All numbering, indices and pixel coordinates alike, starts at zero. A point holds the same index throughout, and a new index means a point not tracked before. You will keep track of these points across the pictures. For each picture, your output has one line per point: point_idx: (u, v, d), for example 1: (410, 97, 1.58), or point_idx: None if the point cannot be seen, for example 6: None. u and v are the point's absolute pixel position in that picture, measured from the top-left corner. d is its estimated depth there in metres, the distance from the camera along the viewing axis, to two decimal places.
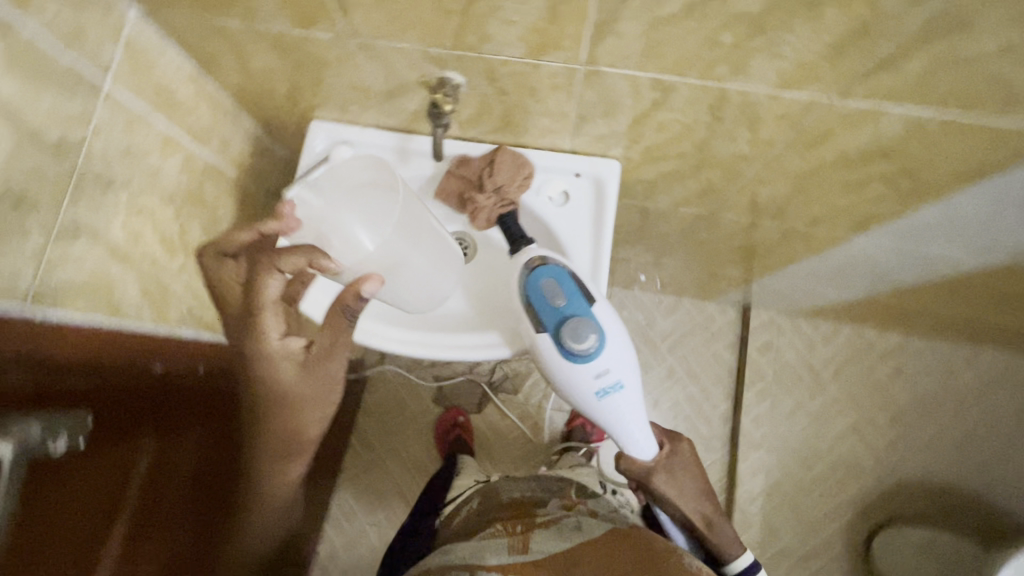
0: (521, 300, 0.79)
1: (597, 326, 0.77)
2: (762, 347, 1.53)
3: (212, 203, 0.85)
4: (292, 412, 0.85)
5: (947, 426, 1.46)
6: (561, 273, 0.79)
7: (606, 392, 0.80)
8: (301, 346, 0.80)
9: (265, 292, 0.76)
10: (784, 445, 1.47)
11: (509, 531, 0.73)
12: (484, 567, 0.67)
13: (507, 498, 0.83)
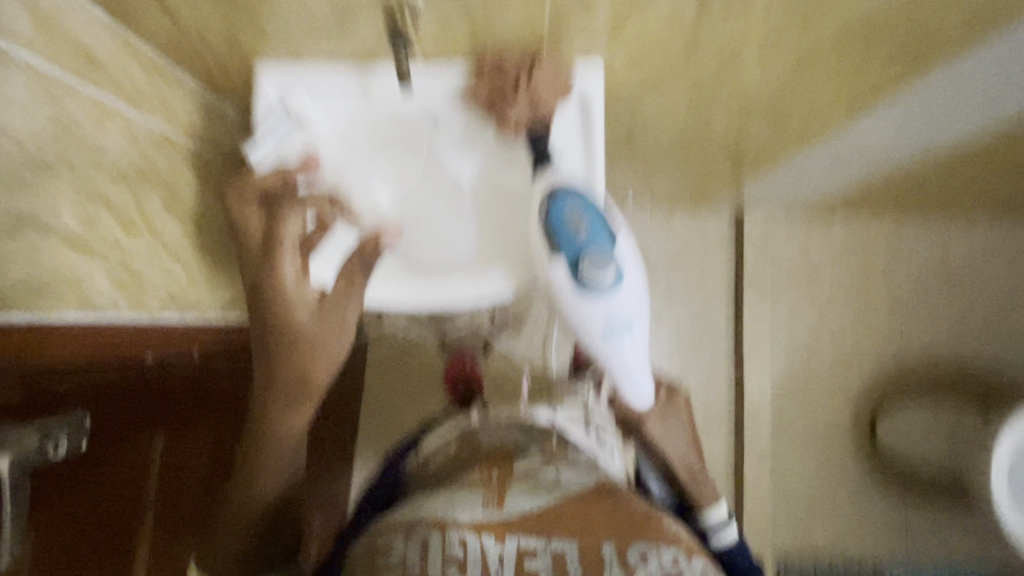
0: (542, 227, 0.75)
1: (613, 261, 0.75)
2: (758, 253, 1.51)
3: (168, 173, 0.78)
4: (306, 356, 0.81)
5: (943, 305, 1.49)
6: (586, 203, 0.75)
7: (610, 328, 0.77)
8: (316, 296, 0.81)
9: (284, 231, 0.78)
10: (789, 344, 1.49)
11: (485, 480, 0.66)
12: (455, 526, 0.61)
13: (488, 446, 0.77)
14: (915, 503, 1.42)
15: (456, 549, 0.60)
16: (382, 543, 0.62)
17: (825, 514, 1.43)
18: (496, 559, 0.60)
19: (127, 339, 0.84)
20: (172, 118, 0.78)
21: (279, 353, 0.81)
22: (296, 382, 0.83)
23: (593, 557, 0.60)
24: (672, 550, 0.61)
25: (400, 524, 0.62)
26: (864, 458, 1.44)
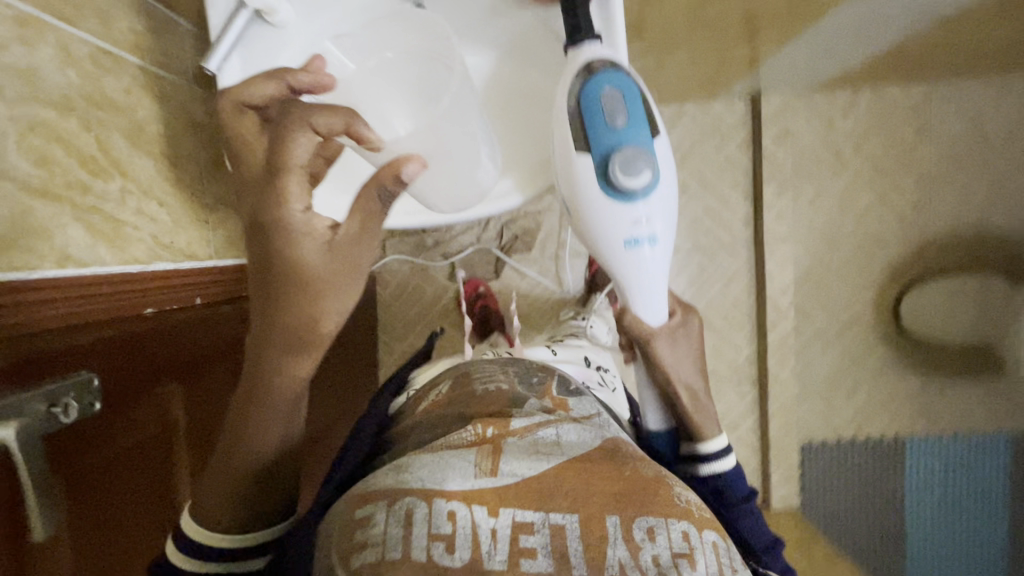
0: (573, 113, 0.66)
1: (649, 159, 0.65)
2: (779, 137, 1.40)
3: (127, 105, 0.64)
4: (310, 297, 0.52)
5: (968, 174, 1.41)
6: (630, 89, 0.65)
7: (635, 241, 0.67)
8: (328, 229, 0.52)
9: (292, 157, 0.49)
10: (815, 234, 1.42)
11: (473, 438, 0.48)
12: (438, 496, 0.42)
13: (479, 391, 0.58)
14: (940, 378, 1.43)
15: (438, 528, 0.40)
16: (348, 522, 0.43)
17: (848, 395, 1.45)
18: (488, 538, 0.41)
19: (125, 292, 0.59)
20: (115, 37, 0.63)
21: (278, 267, 0.51)
22: (300, 326, 0.52)
23: (598, 534, 0.41)
24: (684, 523, 0.43)
25: (362, 503, 0.43)
26: (888, 337, 1.44)
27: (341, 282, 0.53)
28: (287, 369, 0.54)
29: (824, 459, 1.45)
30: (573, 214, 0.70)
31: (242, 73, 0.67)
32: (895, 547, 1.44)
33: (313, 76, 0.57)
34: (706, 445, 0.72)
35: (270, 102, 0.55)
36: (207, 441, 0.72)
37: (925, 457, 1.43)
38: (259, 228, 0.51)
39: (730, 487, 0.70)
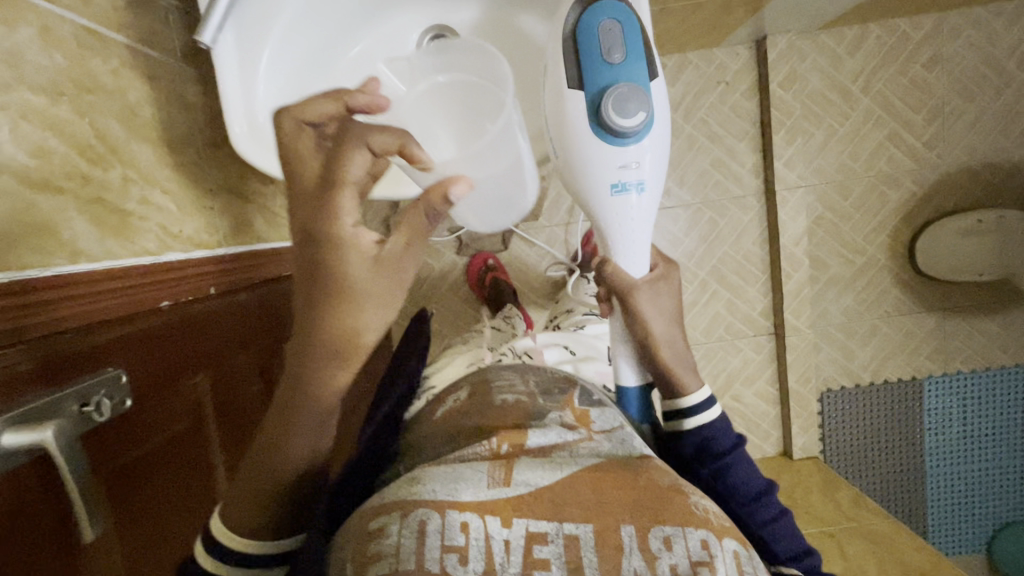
0: (566, 42, 0.56)
1: (644, 103, 0.55)
2: (787, 81, 1.35)
3: (116, 87, 0.60)
4: (345, 305, 0.45)
5: (983, 111, 1.37)
6: (630, 23, 0.55)
7: (621, 188, 0.58)
8: (372, 242, 0.45)
9: (344, 175, 0.45)
10: (826, 180, 1.40)
11: (487, 454, 0.47)
12: (451, 508, 0.41)
13: (498, 400, 0.54)
14: (954, 315, 1.43)
15: (453, 540, 0.39)
16: (363, 533, 0.41)
17: (864, 340, 1.45)
18: (501, 550, 0.40)
19: (135, 285, 0.58)
20: (96, 14, 0.58)
21: (318, 263, 0.45)
22: (338, 341, 0.46)
23: (612, 543, 0.39)
24: (703, 532, 0.40)
25: (376, 516, 0.42)
26: (902, 279, 1.43)
27: (371, 286, 0.45)
28: (324, 381, 0.48)
29: (845, 405, 1.45)
30: (559, 160, 0.61)
31: (235, 48, 0.59)
32: (916, 483, 1.47)
33: (369, 95, 0.49)
34: (686, 399, 0.61)
35: (326, 122, 0.48)
36: (235, 437, 0.70)
37: (943, 395, 1.44)
38: (307, 231, 0.45)
39: (715, 438, 0.60)
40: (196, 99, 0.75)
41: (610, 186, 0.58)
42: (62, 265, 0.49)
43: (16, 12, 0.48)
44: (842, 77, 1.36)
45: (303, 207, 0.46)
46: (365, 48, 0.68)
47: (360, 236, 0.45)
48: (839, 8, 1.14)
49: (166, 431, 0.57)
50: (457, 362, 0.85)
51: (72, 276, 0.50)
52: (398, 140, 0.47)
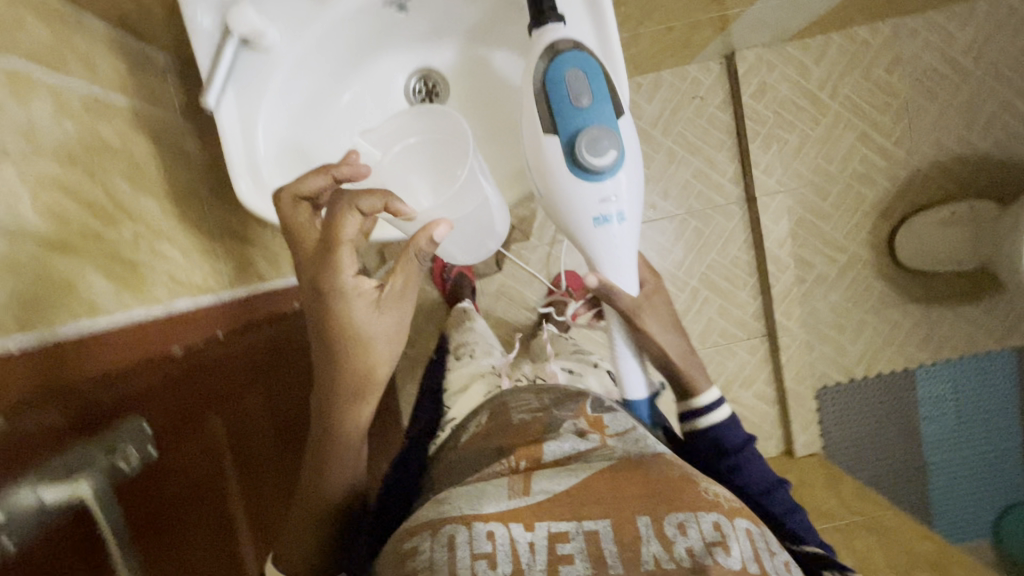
0: (533, 91, 0.53)
1: (617, 142, 0.51)
2: (758, 91, 1.40)
3: (123, 146, 0.62)
4: (360, 348, 0.59)
5: (946, 107, 1.43)
6: (595, 64, 0.51)
7: (604, 224, 0.54)
8: (371, 290, 0.58)
9: (342, 237, 0.56)
10: (804, 183, 1.45)
11: (507, 470, 0.49)
12: (476, 519, 0.43)
13: (515, 419, 0.58)
14: (938, 305, 1.48)
15: (480, 548, 0.41)
16: (399, 552, 0.44)
17: (855, 335, 1.49)
18: (527, 552, 0.41)
19: (155, 339, 0.60)
20: (102, 81, 0.61)
21: (334, 317, 0.58)
22: (359, 381, 0.59)
23: (629, 535, 0.41)
24: (715, 515, 0.42)
25: (410, 537, 0.45)
26: (884, 272, 1.47)
27: (376, 326, 0.59)
28: (351, 418, 0.61)
29: (841, 398, 1.49)
30: (541, 198, 0.57)
31: (237, 113, 0.62)
32: (916, 472, 1.50)
33: (353, 167, 0.58)
34: (700, 397, 0.65)
35: (319, 193, 0.59)
36: (253, 476, 0.73)
37: (935, 383, 1.48)
38: (318, 283, 0.57)
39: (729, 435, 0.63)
40: (196, 151, 0.78)
41: (594, 220, 0.54)
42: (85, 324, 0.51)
43: (32, 91, 0.50)
44: (810, 84, 1.42)
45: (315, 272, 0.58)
46: (355, 93, 0.72)
47: (358, 286, 0.58)
48: (801, 20, 1.20)
49: (189, 471, 0.59)
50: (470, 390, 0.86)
51: (100, 338, 0.53)
52: (382, 200, 0.56)
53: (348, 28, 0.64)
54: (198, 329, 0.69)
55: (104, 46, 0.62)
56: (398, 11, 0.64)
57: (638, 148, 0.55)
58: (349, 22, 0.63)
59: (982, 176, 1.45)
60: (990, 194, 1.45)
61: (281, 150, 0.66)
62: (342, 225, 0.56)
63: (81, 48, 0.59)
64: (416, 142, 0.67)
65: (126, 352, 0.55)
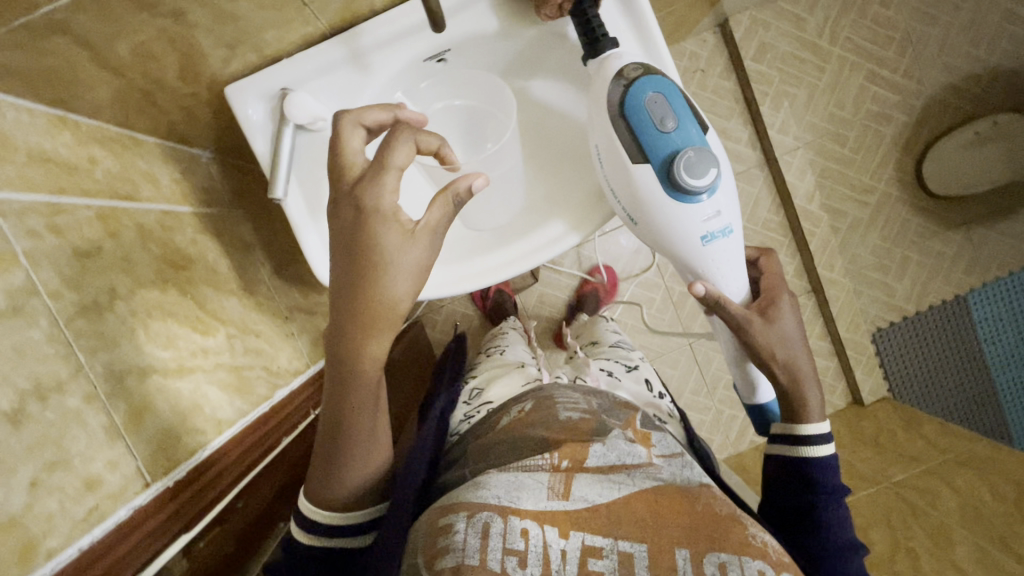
0: (611, 122, 0.54)
1: (714, 156, 0.53)
2: (759, 52, 1.35)
3: (197, 253, 0.63)
4: (379, 276, 0.47)
5: (955, 24, 1.35)
6: (671, 86, 0.53)
7: (712, 240, 0.56)
8: (408, 221, 0.49)
9: (390, 164, 0.48)
10: (824, 130, 1.38)
11: (548, 465, 0.46)
12: (513, 514, 0.42)
13: (562, 416, 0.52)
14: (978, 227, 1.43)
15: (513, 544, 0.41)
16: (432, 528, 0.43)
17: (899, 274, 1.43)
18: (558, 558, 0.41)
19: (256, 436, 0.59)
20: (165, 194, 0.62)
21: (361, 236, 0.47)
22: (379, 310, 0.48)
23: (665, 565, 0.41)
24: (760, 562, 0.41)
25: (445, 513, 0.43)
26: (917, 206, 1.42)
27: (405, 258, 0.48)
28: (370, 356, 0.49)
29: (900, 337, 1.43)
30: (638, 225, 0.58)
31: (303, 200, 0.61)
32: (986, 397, 1.45)
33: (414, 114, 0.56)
34: (806, 426, 0.56)
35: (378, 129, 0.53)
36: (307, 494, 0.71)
37: (990, 304, 1.43)
38: (358, 197, 0.47)
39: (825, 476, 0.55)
40: (252, 238, 0.77)
41: (702, 236, 0.56)
42: (198, 454, 0.50)
43: (114, 229, 0.50)
44: (810, 31, 1.35)
45: (341, 190, 0.49)
46: None
47: (394, 211, 0.48)
48: None
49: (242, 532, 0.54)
50: (494, 367, 0.79)
51: (220, 466, 0.52)
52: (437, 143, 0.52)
53: (390, 93, 0.63)
54: (280, 409, 0.65)
55: (161, 160, 0.63)
56: (438, 63, 0.63)
57: (724, 157, 0.57)
58: (392, 86, 0.62)
59: (1004, 86, 1.38)
60: (1013, 103, 1.39)
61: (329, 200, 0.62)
62: (394, 148, 0.48)
63: (140, 168, 0.59)
64: (462, 107, 0.68)
65: (220, 468, 0.52)
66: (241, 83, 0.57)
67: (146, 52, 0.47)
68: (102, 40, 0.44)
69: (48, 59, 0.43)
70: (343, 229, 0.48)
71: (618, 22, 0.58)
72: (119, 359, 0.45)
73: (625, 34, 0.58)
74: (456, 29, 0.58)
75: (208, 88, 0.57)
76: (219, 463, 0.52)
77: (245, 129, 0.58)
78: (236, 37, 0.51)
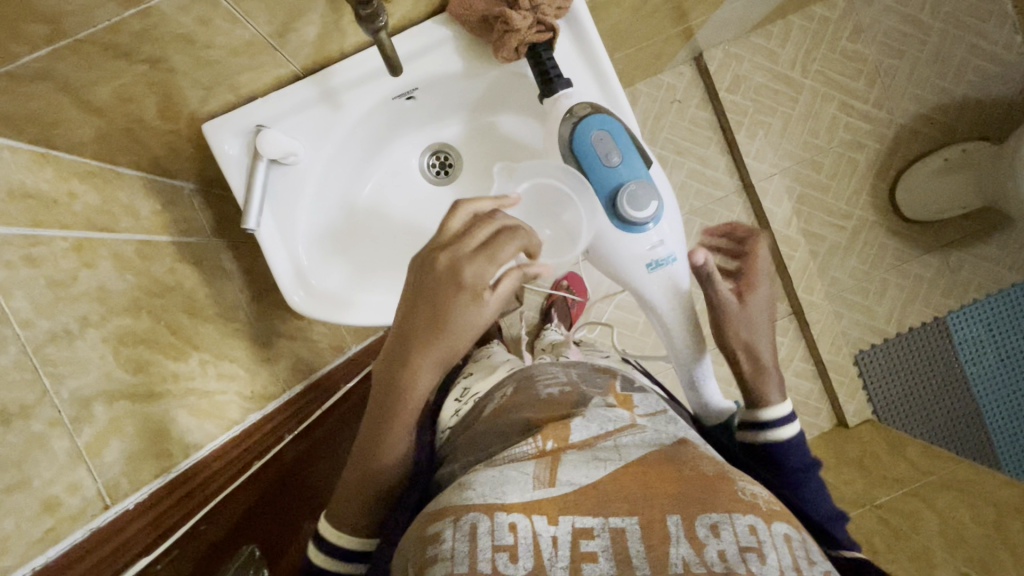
0: (562, 153, 0.60)
1: (657, 192, 0.57)
2: (734, 84, 1.39)
3: (175, 281, 0.64)
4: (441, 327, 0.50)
5: (920, 58, 1.40)
6: (616, 124, 0.59)
7: (657, 268, 0.60)
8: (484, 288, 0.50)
9: (498, 259, 0.49)
10: (799, 157, 1.41)
11: (534, 451, 0.42)
12: (500, 510, 0.37)
13: (543, 394, 0.50)
14: (955, 251, 1.44)
15: (501, 539, 0.36)
16: (421, 536, 0.39)
17: (879, 296, 1.44)
18: (549, 546, 0.36)
19: (218, 462, 0.59)
20: (145, 224, 0.64)
21: (451, 302, 0.49)
22: (442, 356, 0.51)
23: (658, 536, 0.35)
24: (750, 517, 0.36)
25: (433, 521, 0.39)
26: (893, 230, 1.43)
27: (477, 320, 0.50)
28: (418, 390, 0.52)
29: (881, 359, 1.42)
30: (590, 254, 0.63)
31: (277, 229, 0.64)
32: (970, 420, 1.43)
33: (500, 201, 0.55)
34: (768, 411, 0.59)
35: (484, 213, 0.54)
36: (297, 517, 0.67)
37: (969, 326, 1.42)
38: (457, 270, 0.48)
39: (802, 454, 0.58)
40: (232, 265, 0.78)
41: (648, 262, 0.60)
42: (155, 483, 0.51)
43: (87, 259, 0.53)
44: (782, 65, 1.40)
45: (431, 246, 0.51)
46: (376, 184, 0.75)
47: (481, 283, 0.49)
48: (761, 13, 1.20)
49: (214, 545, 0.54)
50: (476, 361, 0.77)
51: (182, 491, 0.53)
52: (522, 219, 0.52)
53: (364, 129, 0.67)
54: (245, 435, 0.64)
55: (141, 192, 0.65)
56: (407, 100, 0.66)
57: (668, 189, 0.62)
58: (366, 121, 0.66)
59: (971, 115, 1.42)
60: (980, 132, 1.43)
61: (354, 240, 0.72)
62: (507, 244, 0.49)
63: (120, 200, 0.61)
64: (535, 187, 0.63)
65: (180, 494, 0.52)
66: (216, 120, 0.60)
67: (125, 96, 0.51)
68: (82, 86, 0.47)
69: (31, 102, 0.46)
70: (428, 284, 0.49)
71: (571, 63, 0.62)
72: (86, 384, 0.47)
73: (579, 69, 0.62)
74: (417, 73, 0.62)
75: (189, 125, 0.60)
76: (180, 488, 0.53)
77: (222, 163, 0.61)
78: (213, 79, 0.55)
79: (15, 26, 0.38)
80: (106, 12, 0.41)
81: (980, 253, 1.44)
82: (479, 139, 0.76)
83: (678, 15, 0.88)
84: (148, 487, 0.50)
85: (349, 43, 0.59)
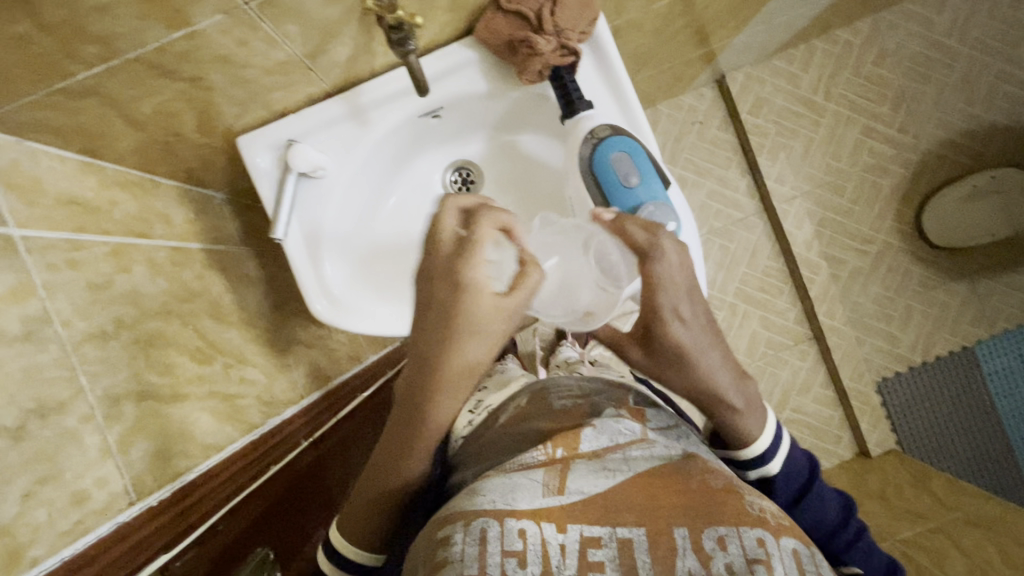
0: (581, 173, 0.62)
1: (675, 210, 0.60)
2: (755, 107, 1.40)
3: (203, 287, 0.66)
4: (449, 341, 0.45)
5: (945, 83, 1.39)
6: (634, 145, 0.61)
7: None
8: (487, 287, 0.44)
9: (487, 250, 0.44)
10: (821, 180, 1.40)
11: (544, 458, 0.41)
12: (510, 515, 0.37)
13: (556, 404, 0.50)
14: (983, 278, 1.40)
15: (511, 545, 0.36)
16: (431, 540, 0.39)
17: (903, 323, 1.40)
18: (557, 554, 0.36)
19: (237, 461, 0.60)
20: (177, 232, 0.66)
21: (453, 308, 0.44)
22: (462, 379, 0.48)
23: (664, 547, 0.35)
24: (758, 530, 0.36)
25: (441, 525, 0.39)
26: (919, 256, 1.40)
27: (492, 324, 0.45)
28: (439, 408, 0.49)
29: (904, 387, 1.39)
30: None
31: (302, 237, 0.66)
32: (999, 454, 1.38)
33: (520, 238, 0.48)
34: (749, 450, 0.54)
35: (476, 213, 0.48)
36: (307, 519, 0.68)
37: (998, 355, 1.38)
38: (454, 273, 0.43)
39: (795, 482, 0.56)
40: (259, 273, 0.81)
41: None
42: (175, 482, 0.53)
43: (121, 264, 0.55)
44: (804, 89, 1.40)
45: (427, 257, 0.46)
46: (399, 197, 0.77)
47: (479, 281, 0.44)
48: (783, 37, 1.21)
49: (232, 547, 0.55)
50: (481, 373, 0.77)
51: (201, 489, 0.54)
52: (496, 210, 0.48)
53: (388, 144, 0.69)
54: (262, 437, 0.66)
55: (176, 201, 0.68)
56: (432, 118, 0.69)
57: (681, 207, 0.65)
58: (391, 134, 0.68)
59: (998, 141, 1.40)
60: (1007, 158, 1.40)
61: (370, 252, 0.73)
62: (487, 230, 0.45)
63: (155, 207, 0.64)
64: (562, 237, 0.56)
65: (199, 492, 0.54)
66: (248, 134, 0.63)
67: (166, 112, 0.54)
68: (126, 102, 0.50)
69: (76, 115, 0.49)
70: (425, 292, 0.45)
71: (591, 86, 0.63)
72: (116, 384, 0.49)
73: (600, 91, 0.64)
74: (444, 92, 0.64)
75: (223, 138, 0.63)
76: (201, 486, 0.54)
77: (251, 172, 0.63)
78: (248, 97, 0.58)
79: (68, 45, 0.41)
80: (154, 35, 0.44)
81: (1010, 281, 1.40)
82: (499, 155, 0.77)
83: (699, 39, 0.90)
84: (167, 484, 0.52)
85: (378, 64, 0.62)
